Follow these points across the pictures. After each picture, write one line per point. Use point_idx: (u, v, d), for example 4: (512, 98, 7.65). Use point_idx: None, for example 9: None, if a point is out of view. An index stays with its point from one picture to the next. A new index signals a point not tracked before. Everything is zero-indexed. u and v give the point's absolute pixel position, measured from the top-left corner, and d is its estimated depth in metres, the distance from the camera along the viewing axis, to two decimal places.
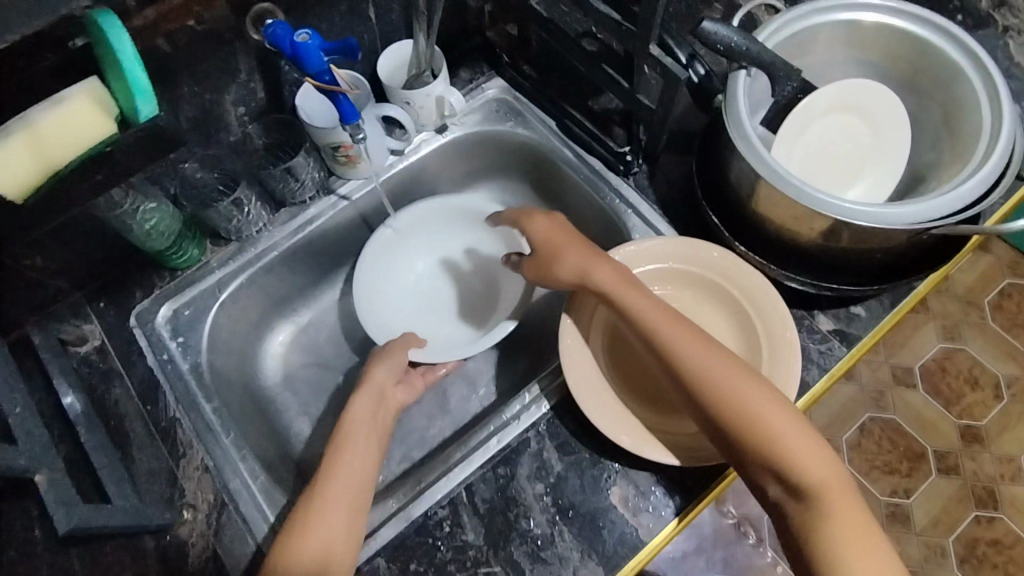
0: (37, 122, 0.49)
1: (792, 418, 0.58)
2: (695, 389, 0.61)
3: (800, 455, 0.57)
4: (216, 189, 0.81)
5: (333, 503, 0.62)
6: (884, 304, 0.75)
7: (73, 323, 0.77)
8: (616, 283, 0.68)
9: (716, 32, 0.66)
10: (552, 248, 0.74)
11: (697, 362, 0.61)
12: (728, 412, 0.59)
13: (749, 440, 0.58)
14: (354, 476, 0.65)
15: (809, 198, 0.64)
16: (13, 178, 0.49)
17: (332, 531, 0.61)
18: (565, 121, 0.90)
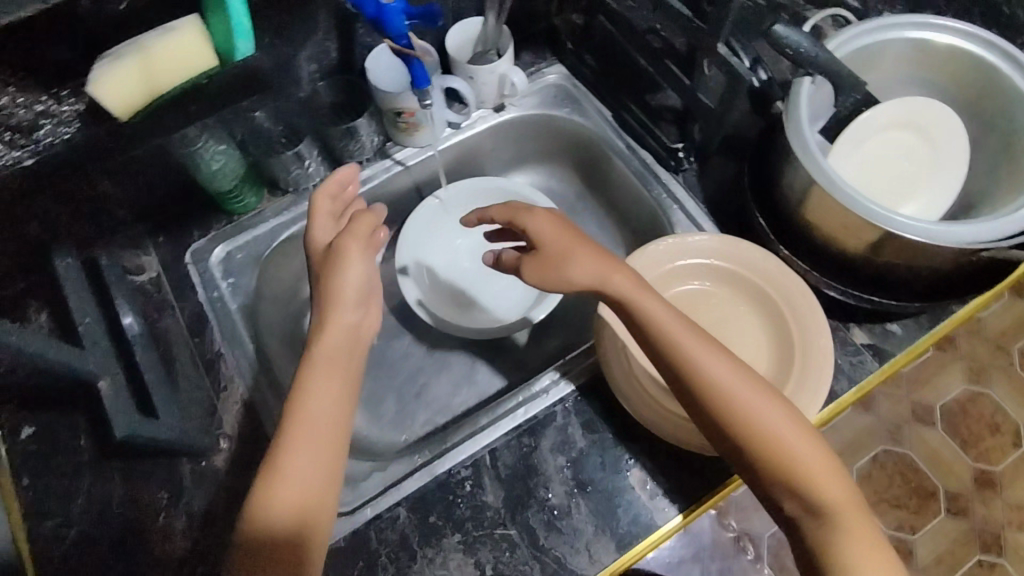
0: (149, 47, 0.53)
1: (813, 438, 0.59)
2: (717, 408, 0.59)
3: (820, 475, 0.58)
4: (280, 140, 0.84)
5: (300, 454, 0.55)
6: (920, 325, 0.76)
7: (133, 253, 0.81)
8: (634, 291, 0.65)
9: (787, 36, 0.68)
10: (559, 249, 0.68)
11: (721, 380, 0.59)
12: (753, 431, 0.58)
13: (773, 460, 0.58)
14: (328, 430, 0.57)
15: (862, 208, 0.65)
16: (121, 97, 0.53)
17: (305, 489, 0.55)
18: (621, 113, 0.92)
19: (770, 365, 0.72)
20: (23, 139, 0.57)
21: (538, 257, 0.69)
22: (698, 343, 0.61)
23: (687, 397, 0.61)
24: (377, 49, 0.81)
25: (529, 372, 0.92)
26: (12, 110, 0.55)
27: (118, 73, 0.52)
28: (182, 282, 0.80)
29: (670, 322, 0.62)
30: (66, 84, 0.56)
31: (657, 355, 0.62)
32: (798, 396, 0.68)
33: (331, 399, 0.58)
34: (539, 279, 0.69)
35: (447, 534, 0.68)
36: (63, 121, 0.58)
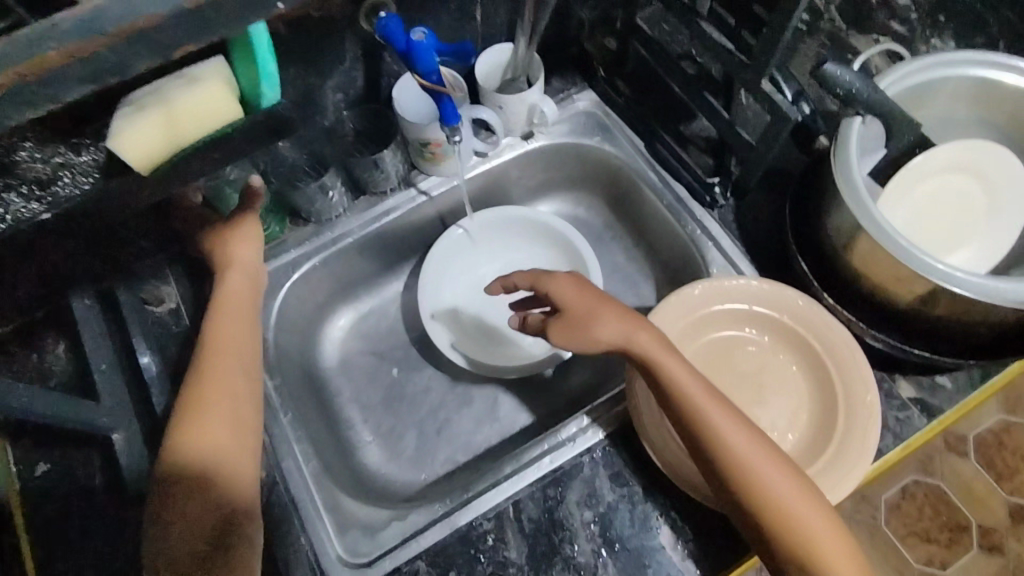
0: (172, 100, 0.50)
1: (834, 522, 0.58)
2: (739, 482, 0.58)
3: (837, 559, 0.57)
4: (304, 170, 0.83)
5: (210, 418, 0.62)
6: (972, 378, 0.71)
7: (153, 283, 0.77)
8: (662, 353, 0.63)
9: (839, 75, 0.63)
10: (585, 312, 0.68)
11: (745, 454, 0.59)
12: (773, 510, 0.57)
13: (790, 540, 0.57)
14: (238, 381, 0.66)
15: (915, 260, 0.61)
16: (140, 153, 0.51)
17: (224, 436, 0.62)
18: (654, 143, 0.88)
19: (811, 421, 0.68)
20: (38, 191, 0.57)
21: (563, 318, 0.69)
22: (724, 416, 0.60)
23: (709, 470, 0.60)
24: (405, 77, 0.79)
25: (553, 409, 0.88)
26: (28, 164, 0.55)
27: (138, 128, 0.50)
28: (200, 312, 0.77)
29: (698, 392, 0.61)
30: (81, 134, 0.55)
31: (680, 422, 0.61)
32: (842, 458, 0.64)
33: (240, 351, 0.68)
34: (566, 341, 0.68)
35: None
36: (82, 173, 0.57)
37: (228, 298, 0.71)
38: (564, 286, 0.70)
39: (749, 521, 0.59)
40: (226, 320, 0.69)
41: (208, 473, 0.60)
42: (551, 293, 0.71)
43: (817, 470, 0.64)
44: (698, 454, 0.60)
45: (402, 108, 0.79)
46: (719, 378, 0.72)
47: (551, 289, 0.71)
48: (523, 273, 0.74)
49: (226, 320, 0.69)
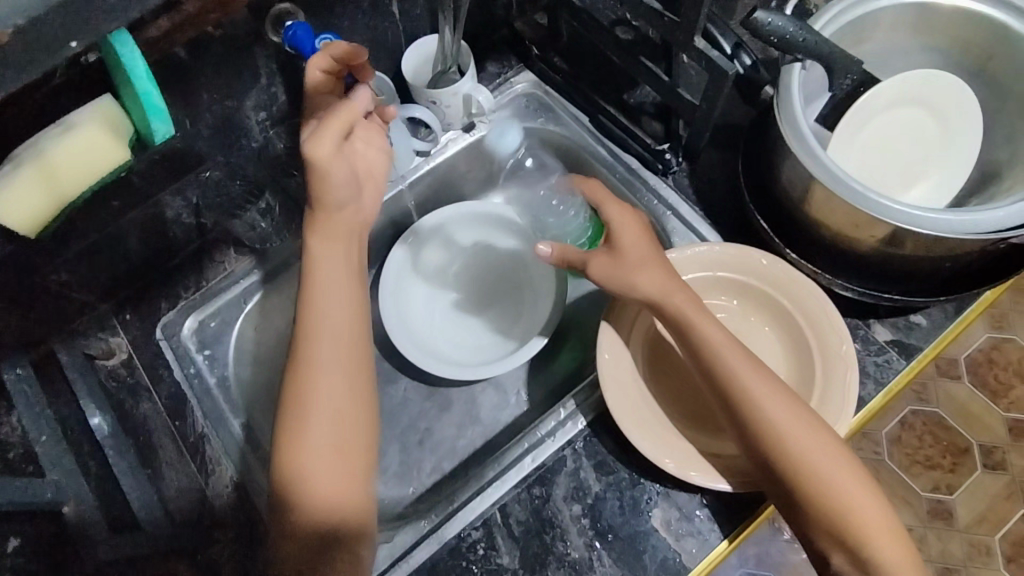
0: (47, 152, 0.47)
1: (867, 488, 0.58)
2: (775, 451, 0.57)
3: (877, 534, 0.56)
4: (240, 198, 0.78)
5: (309, 455, 0.61)
6: (947, 312, 0.70)
7: (100, 336, 0.76)
8: (694, 313, 0.63)
9: (770, 22, 0.60)
10: (642, 258, 0.65)
11: (784, 420, 0.58)
12: (809, 477, 0.57)
13: (826, 508, 0.57)
14: (332, 374, 0.63)
15: (872, 204, 0.59)
16: (26, 216, 0.48)
17: (333, 430, 0.62)
18: (598, 116, 0.85)
19: (792, 380, 0.67)
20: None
21: (610, 258, 0.66)
22: (763, 385, 0.59)
23: (747, 438, 0.59)
24: None
25: (535, 403, 0.86)
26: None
27: (15, 189, 0.47)
28: (153, 360, 0.75)
29: (734, 359, 0.60)
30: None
31: (717, 390, 0.61)
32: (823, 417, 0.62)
33: (342, 385, 0.63)
34: (603, 277, 0.67)
35: None
36: None
37: (316, 300, 0.65)
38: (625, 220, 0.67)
39: (782, 490, 0.58)
40: (320, 314, 0.65)
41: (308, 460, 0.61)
42: (608, 219, 0.67)
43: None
44: (733, 420, 0.60)
45: None
46: None
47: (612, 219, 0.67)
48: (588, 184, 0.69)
49: (316, 320, 0.65)
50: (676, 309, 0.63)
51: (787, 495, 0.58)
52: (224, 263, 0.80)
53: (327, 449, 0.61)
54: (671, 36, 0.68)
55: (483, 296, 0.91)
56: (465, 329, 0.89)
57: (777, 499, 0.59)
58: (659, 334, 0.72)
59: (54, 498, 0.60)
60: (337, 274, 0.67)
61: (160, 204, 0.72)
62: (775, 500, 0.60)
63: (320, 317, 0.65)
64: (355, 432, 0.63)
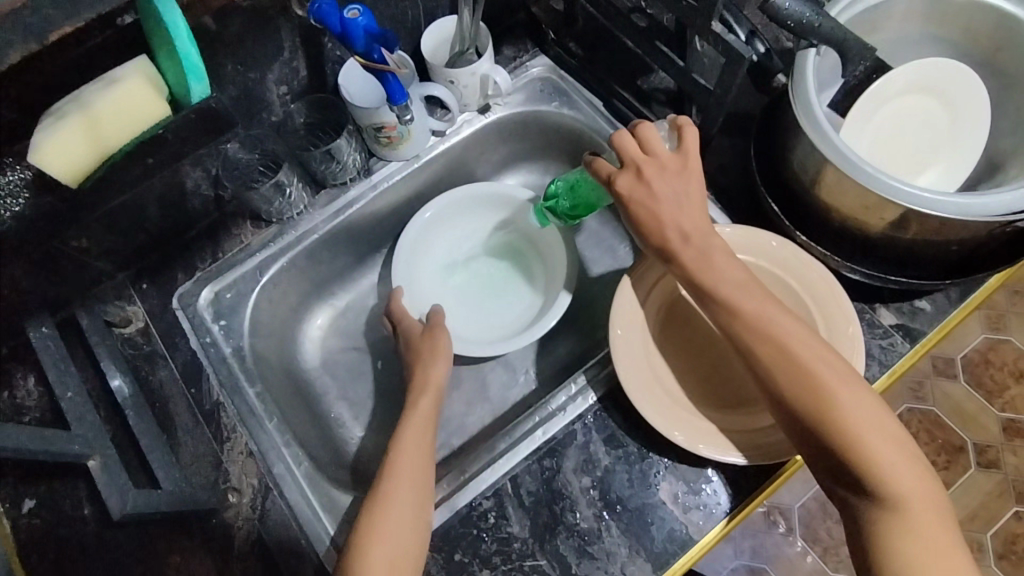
0: (92, 106, 0.49)
1: (885, 422, 0.57)
2: (781, 374, 0.59)
3: (888, 461, 0.56)
4: (257, 170, 0.79)
5: (389, 512, 0.61)
6: (951, 299, 0.72)
7: (117, 304, 0.77)
8: (705, 249, 0.65)
9: (787, 6, 0.62)
10: (666, 174, 0.66)
11: (796, 351, 0.59)
12: (823, 408, 0.57)
13: (841, 440, 0.56)
14: (408, 501, 0.62)
15: (884, 186, 0.61)
16: (70, 168, 0.50)
17: (400, 533, 0.60)
18: (612, 100, 0.88)
19: None
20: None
21: (634, 176, 0.67)
22: (768, 312, 0.61)
23: (761, 374, 0.61)
24: (349, 62, 0.76)
25: (542, 382, 0.87)
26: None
27: (60, 139, 0.49)
28: (170, 329, 0.76)
29: (748, 297, 0.62)
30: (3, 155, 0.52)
31: (725, 320, 0.63)
32: None
33: (418, 446, 0.67)
34: (629, 195, 0.67)
35: (475, 570, 0.65)
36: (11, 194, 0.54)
37: (405, 428, 0.69)
38: (648, 136, 0.68)
39: (797, 424, 0.59)
40: (402, 447, 0.66)
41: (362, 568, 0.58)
42: (617, 187, 0.68)
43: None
44: (747, 358, 0.62)
45: (349, 94, 0.77)
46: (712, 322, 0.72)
47: (634, 144, 0.68)
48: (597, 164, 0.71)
49: (402, 448, 0.66)
50: (687, 251, 0.65)
51: (794, 421, 0.59)
52: (240, 236, 0.81)
53: (407, 507, 0.62)
54: (689, 20, 0.70)
55: (493, 276, 0.92)
56: (474, 308, 0.91)
57: (794, 434, 0.60)
58: (678, 298, 0.73)
59: (81, 451, 0.59)
60: (439, 360, 0.75)
61: (181, 174, 0.73)
62: (792, 436, 0.60)
63: (424, 400, 0.72)
64: (425, 491, 0.64)
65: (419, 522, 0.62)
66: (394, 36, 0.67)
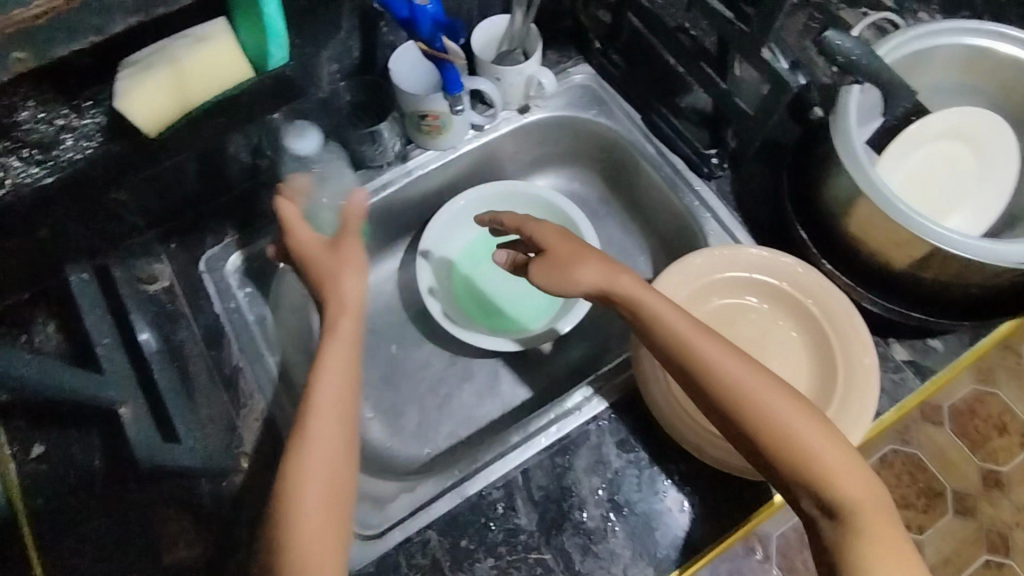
0: (180, 61, 0.49)
1: (818, 422, 0.56)
2: (723, 400, 0.58)
3: (839, 471, 0.54)
4: (298, 144, 0.80)
5: (316, 454, 0.56)
6: (963, 340, 0.73)
7: (146, 261, 0.77)
8: (638, 289, 0.65)
9: (839, 41, 0.63)
10: (567, 253, 0.69)
11: (721, 365, 0.58)
12: (768, 431, 0.56)
13: (792, 460, 0.55)
14: (331, 450, 0.57)
15: (913, 224, 0.63)
16: (149, 116, 0.51)
17: (326, 476, 0.56)
18: (651, 115, 0.89)
19: (813, 382, 0.69)
20: (40, 154, 0.54)
21: (545, 260, 0.70)
22: (707, 339, 0.60)
23: (692, 391, 0.60)
24: (400, 49, 0.77)
25: (553, 383, 0.88)
26: (31, 126, 0.51)
27: (148, 92, 0.50)
28: (196, 291, 0.77)
29: (670, 314, 0.62)
30: (88, 100, 0.53)
31: (665, 352, 0.62)
32: (842, 420, 0.65)
33: (337, 377, 0.60)
34: (546, 283, 0.70)
35: (480, 558, 0.66)
36: (85, 134, 0.55)
37: (327, 355, 0.62)
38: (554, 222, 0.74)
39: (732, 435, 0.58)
40: (320, 386, 0.59)
41: (295, 527, 0.53)
42: (535, 237, 0.73)
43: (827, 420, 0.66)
44: (684, 381, 0.60)
45: (399, 80, 0.77)
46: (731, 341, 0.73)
47: (532, 234, 0.73)
48: (510, 216, 0.76)
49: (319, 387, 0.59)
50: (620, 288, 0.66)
51: (746, 444, 0.58)
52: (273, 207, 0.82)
53: (330, 453, 0.57)
54: (740, 44, 0.72)
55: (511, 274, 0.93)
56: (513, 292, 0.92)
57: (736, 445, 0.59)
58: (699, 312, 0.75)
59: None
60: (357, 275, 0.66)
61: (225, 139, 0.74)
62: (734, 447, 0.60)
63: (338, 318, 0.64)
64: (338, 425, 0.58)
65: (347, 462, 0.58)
66: (460, 27, 0.69)
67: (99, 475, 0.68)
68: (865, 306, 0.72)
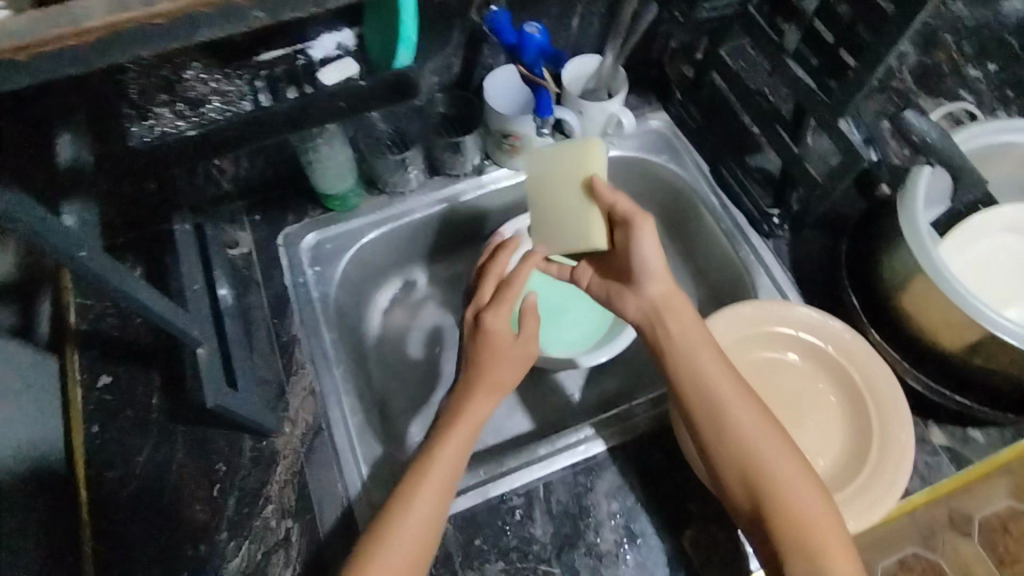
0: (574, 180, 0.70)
1: (821, 494, 0.59)
2: (740, 452, 0.62)
3: (836, 554, 0.57)
4: (388, 144, 0.86)
5: (415, 510, 0.61)
6: (1004, 435, 0.72)
7: (231, 228, 0.84)
8: (692, 325, 0.68)
9: (917, 123, 0.66)
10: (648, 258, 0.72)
11: (731, 422, 0.63)
12: (776, 496, 0.59)
13: (794, 531, 0.58)
14: (425, 511, 0.61)
15: (970, 306, 0.64)
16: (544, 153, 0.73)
17: (423, 524, 0.61)
18: (720, 169, 0.92)
19: (845, 449, 0.70)
20: (188, 111, 0.59)
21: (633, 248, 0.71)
22: (736, 394, 0.64)
23: (709, 438, 0.64)
24: (497, 70, 0.83)
25: (584, 408, 0.90)
26: (191, 83, 0.60)
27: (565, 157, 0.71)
28: (270, 261, 0.83)
29: (707, 358, 0.66)
30: (238, 71, 0.63)
31: (696, 396, 0.65)
32: (870, 489, 0.65)
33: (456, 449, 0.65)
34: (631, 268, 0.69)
35: (491, 559, 0.67)
36: (230, 99, 0.60)
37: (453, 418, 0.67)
38: None
39: (732, 486, 0.62)
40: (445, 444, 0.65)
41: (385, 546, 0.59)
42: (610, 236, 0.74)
43: (857, 486, 0.66)
44: (708, 429, 0.64)
45: (490, 97, 0.83)
46: (767, 396, 0.74)
47: None
48: None
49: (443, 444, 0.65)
50: (677, 312, 0.68)
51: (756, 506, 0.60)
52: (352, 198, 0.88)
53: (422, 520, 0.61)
54: (818, 113, 0.75)
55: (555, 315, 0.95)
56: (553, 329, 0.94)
57: (731, 500, 0.63)
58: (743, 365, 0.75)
59: (195, 337, 0.65)
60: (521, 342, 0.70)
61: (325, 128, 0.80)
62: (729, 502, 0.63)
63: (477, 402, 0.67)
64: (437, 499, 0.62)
65: (439, 509, 0.62)
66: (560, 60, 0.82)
67: (153, 413, 0.73)
68: (908, 383, 0.73)
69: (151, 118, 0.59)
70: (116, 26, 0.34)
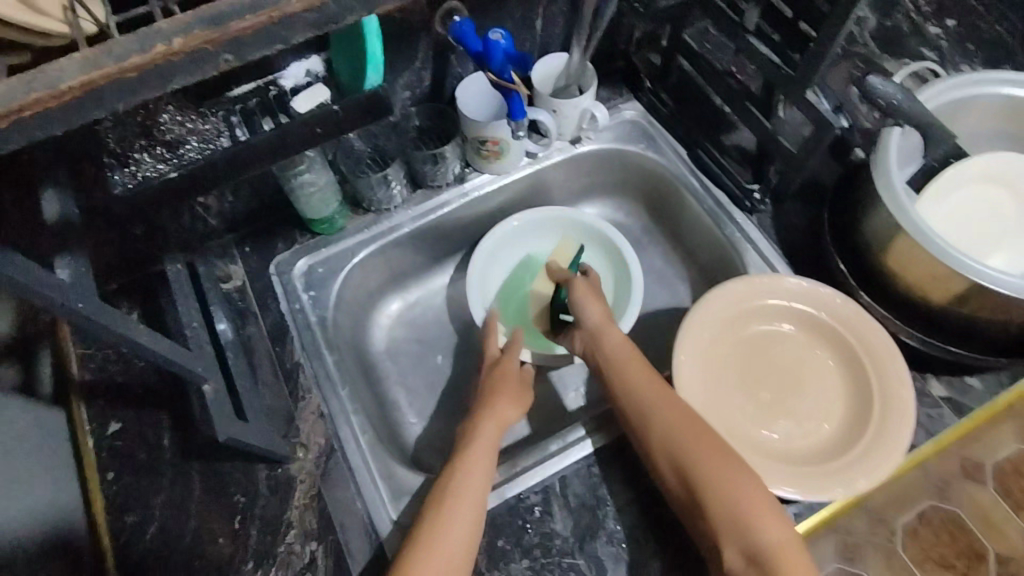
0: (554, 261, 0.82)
1: (743, 473, 0.63)
2: (665, 445, 0.66)
3: (761, 526, 0.60)
4: (368, 162, 0.87)
5: (452, 528, 0.62)
6: (1002, 380, 0.74)
7: (222, 262, 0.84)
8: (618, 346, 0.75)
9: (880, 87, 0.68)
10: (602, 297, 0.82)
11: (651, 420, 0.67)
12: (701, 480, 0.63)
13: (717, 509, 0.61)
14: (464, 528, 0.63)
15: (953, 259, 0.66)
16: None
17: (459, 543, 0.62)
18: (696, 151, 0.93)
19: (847, 415, 0.71)
20: (167, 153, 0.62)
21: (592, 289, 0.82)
22: (654, 393, 0.69)
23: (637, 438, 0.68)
24: (467, 79, 0.84)
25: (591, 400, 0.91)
26: (168, 126, 0.62)
27: None
28: (264, 290, 0.84)
29: (629, 370, 0.72)
30: (212, 108, 0.64)
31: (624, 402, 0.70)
32: (876, 450, 0.66)
33: (481, 470, 0.67)
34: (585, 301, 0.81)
35: (516, 558, 0.68)
36: (207, 136, 0.63)
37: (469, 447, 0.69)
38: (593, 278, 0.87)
39: (666, 476, 0.65)
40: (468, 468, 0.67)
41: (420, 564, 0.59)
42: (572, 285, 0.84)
43: (864, 449, 0.67)
44: (637, 430, 0.68)
45: (464, 106, 0.84)
46: (763, 371, 0.75)
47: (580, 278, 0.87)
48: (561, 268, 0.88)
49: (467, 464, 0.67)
50: (608, 335, 0.76)
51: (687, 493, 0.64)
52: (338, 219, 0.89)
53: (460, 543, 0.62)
54: (786, 86, 0.76)
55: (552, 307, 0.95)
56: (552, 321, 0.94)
57: (669, 494, 0.66)
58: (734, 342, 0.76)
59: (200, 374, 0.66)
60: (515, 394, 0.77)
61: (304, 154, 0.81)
62: (668, 495, 0.66)
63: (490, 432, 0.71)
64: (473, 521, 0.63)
65: (473, 526, 0.63)
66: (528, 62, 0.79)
67: (166, 454, 0.74)
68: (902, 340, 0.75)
69: (132, 164, 0.62)
70: (90, 84, 0.34)
